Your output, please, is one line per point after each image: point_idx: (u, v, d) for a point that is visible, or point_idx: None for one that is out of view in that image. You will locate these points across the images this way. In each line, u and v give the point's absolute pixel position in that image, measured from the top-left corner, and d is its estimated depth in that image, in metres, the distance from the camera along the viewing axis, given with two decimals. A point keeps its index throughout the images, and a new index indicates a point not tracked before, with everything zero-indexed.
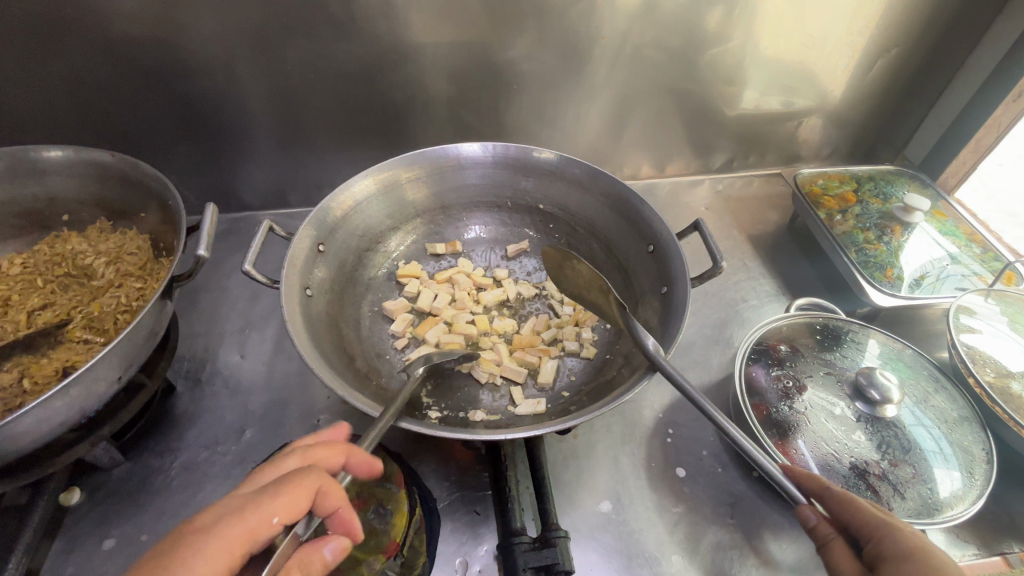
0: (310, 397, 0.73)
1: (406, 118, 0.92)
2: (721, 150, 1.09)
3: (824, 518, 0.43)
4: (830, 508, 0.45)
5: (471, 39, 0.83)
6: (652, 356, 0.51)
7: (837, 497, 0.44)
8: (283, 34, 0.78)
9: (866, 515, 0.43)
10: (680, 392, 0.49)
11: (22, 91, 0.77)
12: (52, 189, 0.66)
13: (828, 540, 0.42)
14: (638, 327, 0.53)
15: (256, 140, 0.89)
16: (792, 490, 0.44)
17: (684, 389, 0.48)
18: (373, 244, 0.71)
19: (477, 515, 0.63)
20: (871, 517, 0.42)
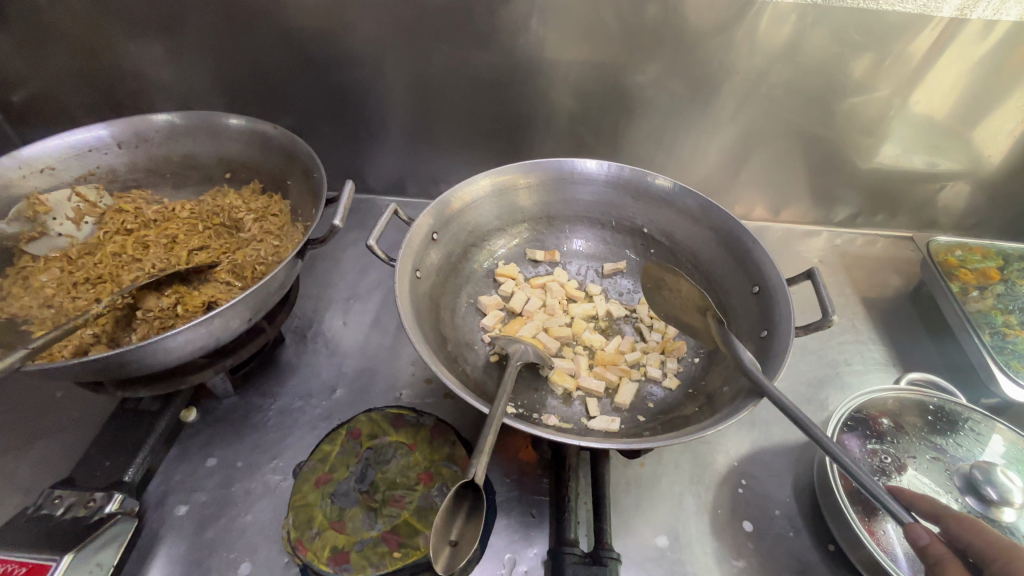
0: (397, 372, 0.78)
1: (527, 129, 0.96)
2: (846, 204, 1.03)
3: (936, 537, 0.44)
4: (948, 528, 0.48)
5: (605, 61, 0.86)
6: (751, 371, 0.52)
7: (957, 519, 0.47)
8: (433, 38, 0.85)
9: (990, 537, 0.45)
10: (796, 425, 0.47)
11: (214, 64, 0.90)
12: (223, 150, 0.76)
13: (941, 559, 0.44)
14: (738, 344, 0.54)
15: (390, 131, 0.98)
16: (900, 512, 0.44)
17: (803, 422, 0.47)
18: (480, 241, 0.75)
19: (532, 518, 0.64)
20: (997, 540, 0.45)
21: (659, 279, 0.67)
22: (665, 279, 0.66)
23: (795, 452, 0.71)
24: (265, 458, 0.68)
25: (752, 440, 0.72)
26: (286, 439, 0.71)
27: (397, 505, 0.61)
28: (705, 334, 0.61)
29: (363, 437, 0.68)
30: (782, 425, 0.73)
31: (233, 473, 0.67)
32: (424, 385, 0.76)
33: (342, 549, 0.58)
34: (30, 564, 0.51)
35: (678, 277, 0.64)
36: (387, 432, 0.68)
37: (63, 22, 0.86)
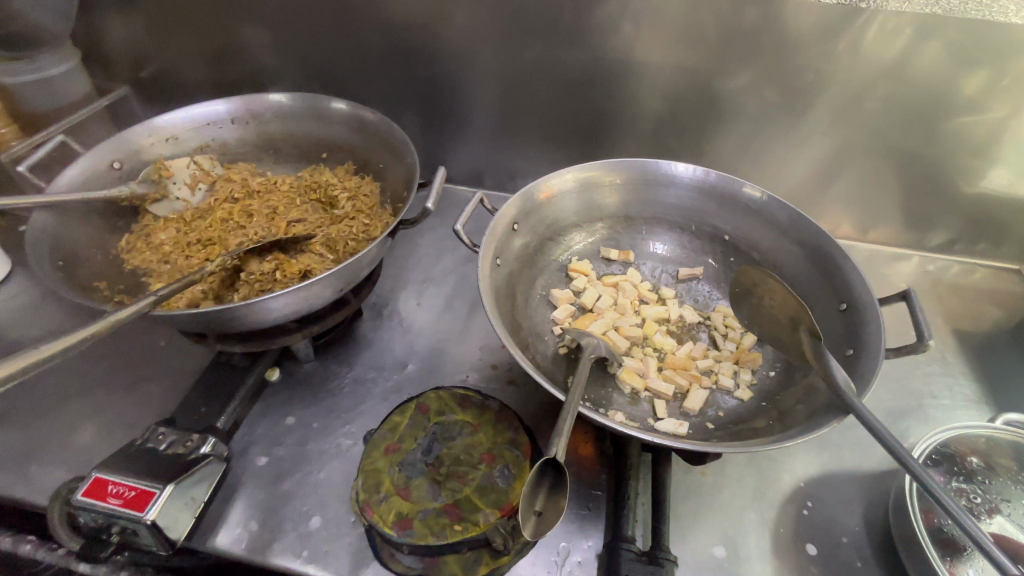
0: (464, 356, 0.81)
1: (610, 129, 0.96)
2: (943, 229, 0.97)
3: None
4: None
5: (696, 65, 0.85)
6: (840, 389, 0.50)
7: None
8: (526, 35, 0.87)
9: None
10: (886, 449, 0.46)
11: (319, 51, 0.96)
12: (324, 131, 0.81)
13: None
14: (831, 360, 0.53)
15: (474, 124, 1.01)
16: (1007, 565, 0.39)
17: (892, 446, 0.46)
18: (557, 235, 0.76)
19: (588, 511, 0.65)
20: None
21: (749, 282, 0.66)
22: (755, 282, 0.66)
23: (868, 481, 0.67)
24: (339, 423, 0.73)
25: (821, 463, 0.69)
26: (359, 408, 0.75)
27: (460, 481, 0.63)
28: (795, 349, 0.60)
29: (431, 413, 0.71)
30: (856, 451, 0.70)
31: (309, 432, 0.72)
32: (490, 370, 0.79)
33: (407, 515, 0.60)
34: (137, 489, 0.57)
35: (772, 280, 0.63)
36: (454, 410, 0.71)
37: (191, 7, 0.95)
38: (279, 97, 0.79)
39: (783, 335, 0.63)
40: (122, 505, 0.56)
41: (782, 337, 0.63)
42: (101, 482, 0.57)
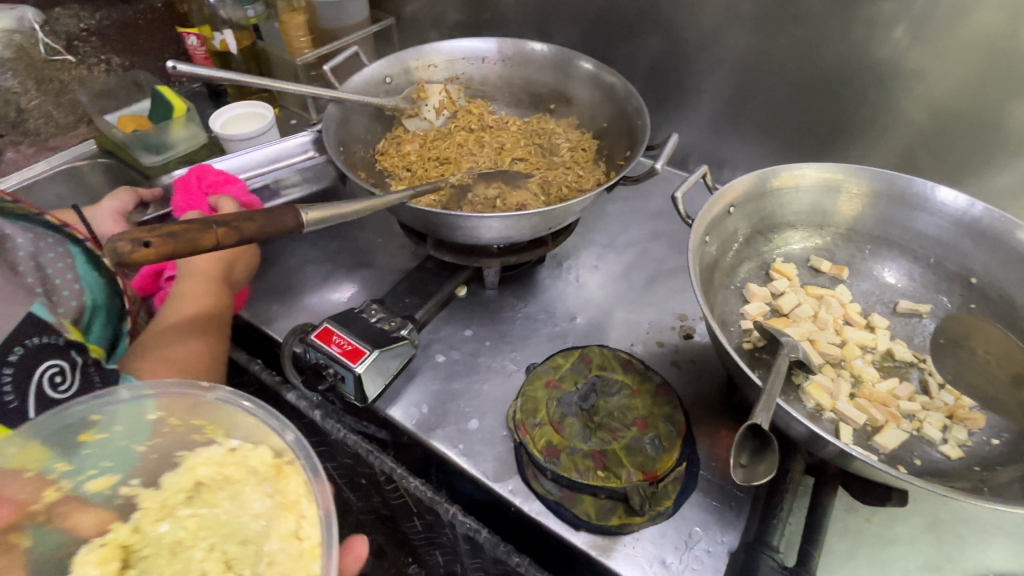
0: (633, 325, 0.82)
1: (849, 137, 0.87)
2: None
3: None
4: None
5: (989, 82, 0.74)
6: None
7: None
8: (787, 20, 0.82)
9: None
10: None
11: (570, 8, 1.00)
12: (563, 84, 0.85)
13: None
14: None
15: (698, 106, 0.98)
16: None
17: None
18: (769, 231, 0.73)
19: (728, 509, 0.63)
20: None
21: (961, 333, 0.66)
22: (967, 332, 0.66)
23: None
24: (508, 349, 0.79)
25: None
26: (526, 342, 0.80)
27: (610, 434, 0.65)
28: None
29: (594, 365, 0.74)
30: None
31: (480, 349, 0.79)
32: (655, 346, 0.79)
33: (556, 446, 0.65)
34: (350, 346, 0.68)
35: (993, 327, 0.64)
36: (616, 371, 0.73)
37: None
38: (532, 45, 0.85)
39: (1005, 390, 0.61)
40: (341, 354, 0.67)
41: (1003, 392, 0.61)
42: (328, 330, 0.70)
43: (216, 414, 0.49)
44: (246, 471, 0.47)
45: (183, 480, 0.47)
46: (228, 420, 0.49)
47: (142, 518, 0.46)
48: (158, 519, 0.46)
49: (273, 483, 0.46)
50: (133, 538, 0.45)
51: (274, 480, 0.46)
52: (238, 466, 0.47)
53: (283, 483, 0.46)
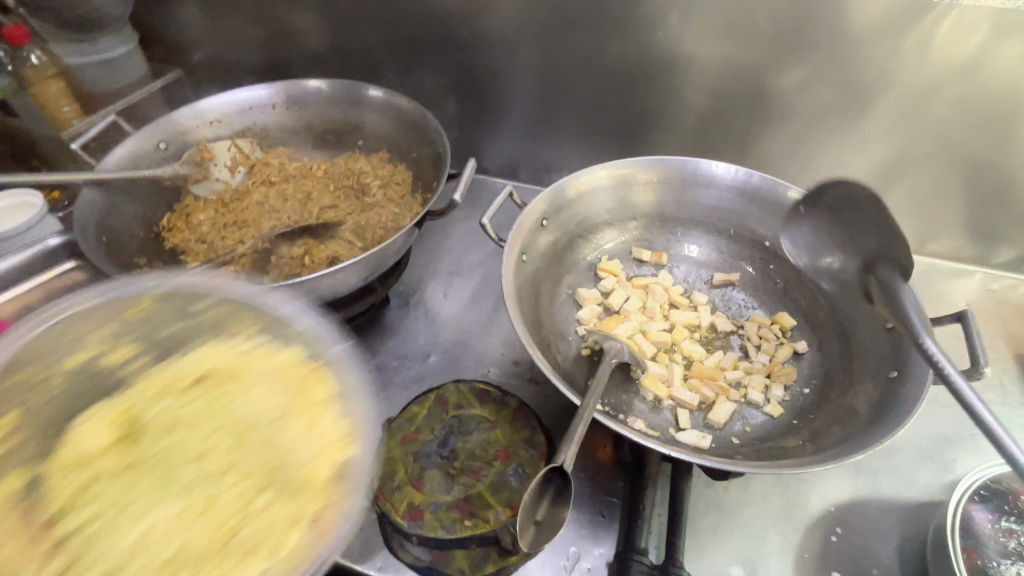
0: (487, 350, 0.80)
1: (650, 125, 0.92)
2: (1014, 247, 0.89)
3: None
4: None
5: (747, 60, 0.81)
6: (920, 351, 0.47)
7: None
8: (567, 26, 0.85)
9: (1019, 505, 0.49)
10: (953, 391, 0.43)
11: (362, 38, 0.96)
12: (363, 119, 0.82)
13: None
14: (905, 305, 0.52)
15: (512, 116, 0.98)
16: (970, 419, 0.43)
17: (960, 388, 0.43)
18: (587, 233, 0.75)
19: (601, 517, 0.63)
20: None
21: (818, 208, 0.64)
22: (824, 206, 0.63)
23: (904, 509, 0.64)
24: None
25: (856, 487, 0.66)
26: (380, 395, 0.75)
27: (473, 475, 0.63)
28: (830, 353, 0.65)
29: (450, 405, 0.70)
30: (894, 479, 0.66)
31: None
32: (512, 367, 0.78)
33: (419, 506, 0.61)
34: None
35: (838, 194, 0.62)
36: (473, 405, 0.70)
37: None
38: (312, 83, 0.81)
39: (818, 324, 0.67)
40: None
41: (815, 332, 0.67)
42: None
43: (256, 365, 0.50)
44: (250, 406, 0.47)
45: (158, 378, 0.48)
46: (258, 379, 0.50)
47: (163, 414, 0.46)
48: (107, 478, 0.41)
49: (297, 388, 0.49)
50: (84, 468, 0.41)
51: (287, 413, 0.47)
52: (232, 403, 0.47)
53: (299, 388, 0.49)
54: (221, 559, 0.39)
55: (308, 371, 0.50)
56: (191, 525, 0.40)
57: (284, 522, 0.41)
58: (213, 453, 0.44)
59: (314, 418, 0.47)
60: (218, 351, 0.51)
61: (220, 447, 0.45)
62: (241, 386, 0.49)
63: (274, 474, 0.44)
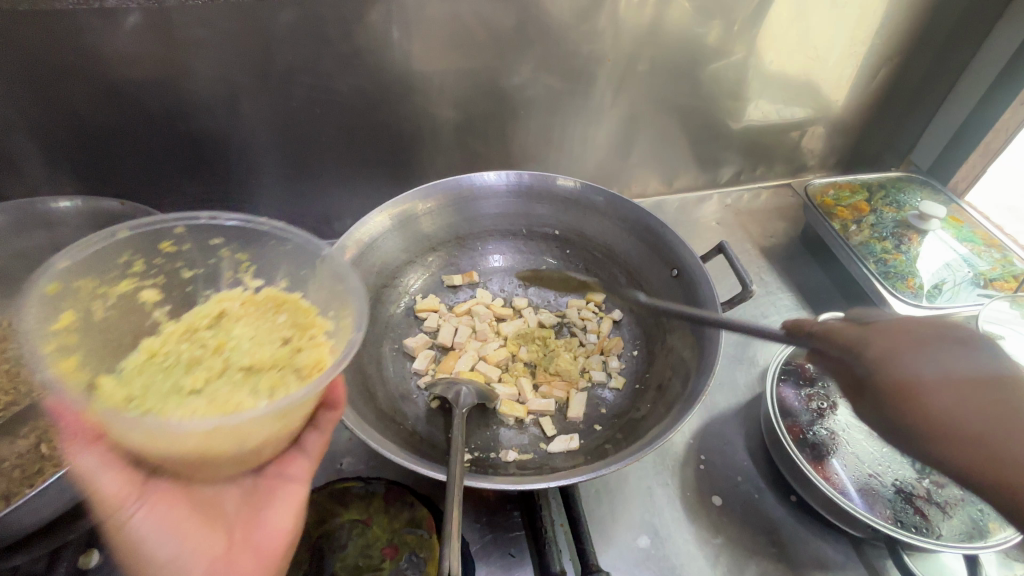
0: (331, 440, 0.69)
1: (414, 147, 0.89)
2: (729, 164, 1.09)
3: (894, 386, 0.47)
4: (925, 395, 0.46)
5: (480, 65, 0.82)
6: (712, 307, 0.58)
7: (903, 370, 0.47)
8: (288, 70, 0.75)
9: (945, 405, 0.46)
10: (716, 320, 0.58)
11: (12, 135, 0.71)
12: (61, 238, 0.69)
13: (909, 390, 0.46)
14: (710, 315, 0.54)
15: (264, 177, 0.86)
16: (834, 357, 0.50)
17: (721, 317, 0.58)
18: (391, 279, 0.72)
19: (512, 558, 0.60)
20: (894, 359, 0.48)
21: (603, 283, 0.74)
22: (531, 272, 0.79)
23: (740, 414, 0.73)
24: None
25: (702, 413, 0.74)
26: None
27: None
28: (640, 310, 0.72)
29: (309, 526, 0.59)
30: (725, 391, 0.76)
31: None
32: (366, 447, 0.68)
33: None
34: None
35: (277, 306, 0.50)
36: (335, 512, 0.60)
37: None
38: None
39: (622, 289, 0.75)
40: None
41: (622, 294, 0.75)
42: None
43: (272, 257, 0.57)
44: (285, 322, 0.50)
45: (211, 309, 0.51)
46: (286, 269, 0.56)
47: (188, 350, 0.46)
48: (205, 357, 0.45)
49: (297, 310, 0.51)
50: (166, 349, 0.46)
51: (299, 313, 0.51)
52: (270, 326, 0.49)
53: (301, 316, 0.51)
54: (236, 433, 0.39)
55: (274, 325, 0.49)
56: (209, 410, 0.40)
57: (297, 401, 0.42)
58: (266, 342, 0.47)
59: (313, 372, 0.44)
60: (271, 297, 0.53)
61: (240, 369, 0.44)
62: (273, 312, 0.51)
63: (286, 386, 0.43)
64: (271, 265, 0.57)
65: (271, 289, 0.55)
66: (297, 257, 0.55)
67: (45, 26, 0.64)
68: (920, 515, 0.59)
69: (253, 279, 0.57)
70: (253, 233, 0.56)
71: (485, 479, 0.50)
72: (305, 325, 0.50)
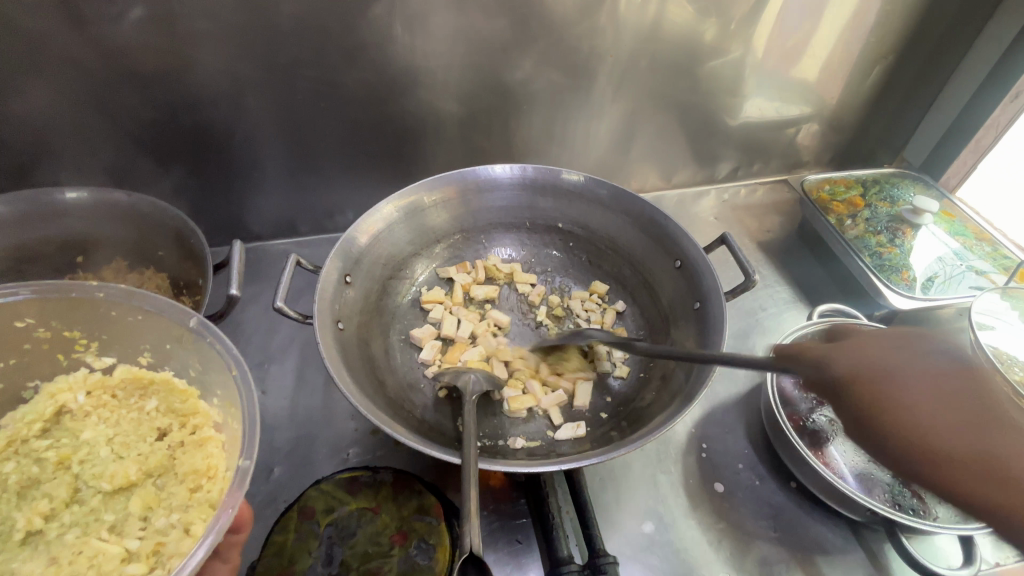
0: (338, 430, 0.70)
1: (417, 142, 0.90)
2: (727, 160, 1.11)
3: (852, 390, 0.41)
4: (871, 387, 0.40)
5: (481, 60, 0.83)
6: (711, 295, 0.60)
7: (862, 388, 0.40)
8: (293, 64, 0.75)
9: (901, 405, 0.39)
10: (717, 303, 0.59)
11: (16, 127, 0.71)
12: (69, 230, 0.70)
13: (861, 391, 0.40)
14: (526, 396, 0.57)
15: (267, 170, 0.86)
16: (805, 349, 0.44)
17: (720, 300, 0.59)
18: (397, 272, 0.73)
19: (520, 544, 0.61)
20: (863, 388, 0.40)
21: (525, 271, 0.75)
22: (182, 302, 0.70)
23: (740, 403, 0.75)
24: None
25: (703, 403, 0.75)
26: None
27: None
28: (643, 300, 0.74)
29: (318, 514, 0.60)
30: (725, 381, 0.77)
31: None
32: (373, 437, 0.69)
33: None
34: None
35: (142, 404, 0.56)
36: (343, 500, 0.61)
37: None
38: None
39: (626, 279, 0.76)
40: None
41: (626, 284, 0.76)
42: None
43: (114, 320, 0.57)
44: (156, 409, 0.56)
45: (46, 407, 0.53)
46: (137, 328, 0.58)
47: (19, 472, 0.49)
48: (47, 479, 0.49)
49: (171, 399, 0.57)
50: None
51: (170, 397, 0.57)
52: (138, 418, 0.55)
53: (178, 400, 0.57)
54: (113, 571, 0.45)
55: (142, 418, 0.55)
56: (62, 572, 0.44)
57: (174, 532, 0.47)
58: (135, 443, 0.53)
59: (201, 481, 0.50)
60: (129, 376, 0.58)
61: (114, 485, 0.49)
62: (138, 396, 0.57)
63: (165, 501, 0.50)
64: (127, 341, 0.59)
65: (125, 366, 0.58)
66: (155, 323, 0.58)
67: (50, 16, 0.64)
68: (917, 498, 0.60)
69: (99, 356, 0.58)
70: (66, 301, 0.56)
71: (499, 463, 0.51)
72: (186, 412, 0.56)
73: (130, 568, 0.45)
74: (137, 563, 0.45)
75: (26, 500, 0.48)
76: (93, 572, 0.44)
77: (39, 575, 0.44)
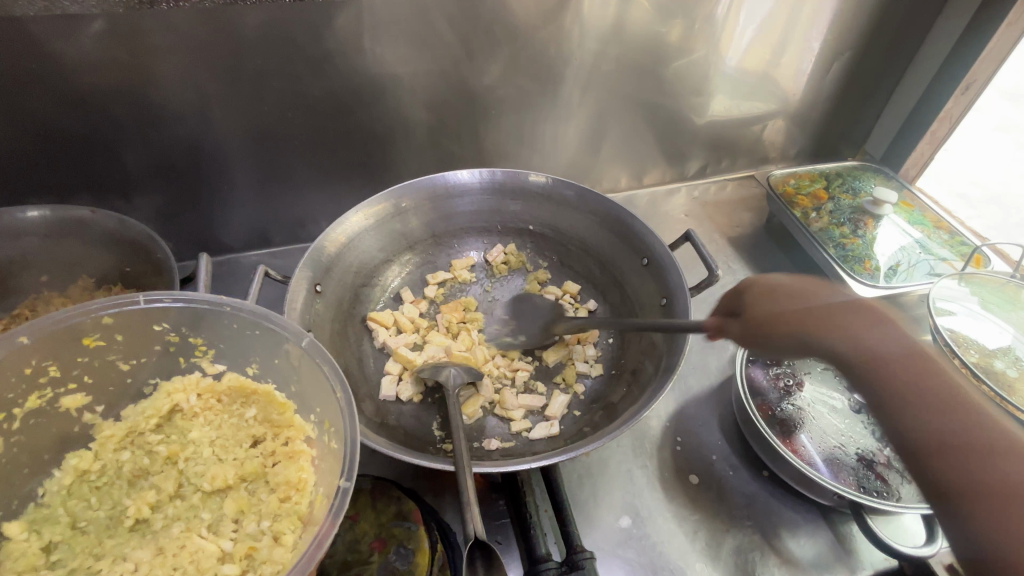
0: None
1: (386, 150, 0.90)
2: (695, 158, 1.13)
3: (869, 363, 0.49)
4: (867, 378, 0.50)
5: (448, 67, 0.84)
6: (677, 291, 0.62)
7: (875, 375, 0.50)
8: (258, 76, 0.75)
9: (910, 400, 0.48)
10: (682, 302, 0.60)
11: None
12: (29, 249, 0.69)
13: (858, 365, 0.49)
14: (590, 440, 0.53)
15: (236, 182, 0.85)
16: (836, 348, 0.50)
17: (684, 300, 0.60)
18: (369, 279, 0.73)
19: (499, 545, 0.61)
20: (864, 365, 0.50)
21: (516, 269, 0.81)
22: None
23: (712, 396, 0.76)
24: None
25: (677, 396, 0.76)
26: None
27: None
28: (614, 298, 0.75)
29: None
30: (698, 375, 0.79)
31: None
32: None
33: None
34: None
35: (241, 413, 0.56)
36: None
37: None
38: None
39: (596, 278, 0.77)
40: None
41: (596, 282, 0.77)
42: None
43: (233, 332, 0.57)
44: (255, 417, 0.56)
45: (161, 403, 0.55)
46: (251, 341, 0.57)
47: (132, 462, 0.52)
48: (155, 471, 0.52)
49: (270, 408, 0.56)
50: (98, 464, 0.51)
51: (269, 407, 0.56)
52: (239, 424, 0.56)
53: (277, 412, 0.56)
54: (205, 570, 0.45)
55: (239, 425, 0.56)
56: (165, 564, 0.45)
57: (264, 540, 0.47)
58: (233, 447, 0.54)
59: (291, 492, 0.50)
60: (235, 384, 0.57)
61: (215, 485, 0.51)
62: (240, 403, 0.57)
63: (257, 507, 0.50)
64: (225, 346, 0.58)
65: (233, 373, 0.58)
66: (269, 338, 0.56)
67: (3, 34, 0.63)
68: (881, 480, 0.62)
69: (212, 362, 0.58)
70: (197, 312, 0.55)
71: (484, 463, 0.52)
72: (282, 424, 0.55)
73: (224, 569, 0.45)
74: (231, 565, 0.46)
75: (137, 489, 0.51)
76: (194, 568, 0.45)
77: (147, 564, 0.46)
